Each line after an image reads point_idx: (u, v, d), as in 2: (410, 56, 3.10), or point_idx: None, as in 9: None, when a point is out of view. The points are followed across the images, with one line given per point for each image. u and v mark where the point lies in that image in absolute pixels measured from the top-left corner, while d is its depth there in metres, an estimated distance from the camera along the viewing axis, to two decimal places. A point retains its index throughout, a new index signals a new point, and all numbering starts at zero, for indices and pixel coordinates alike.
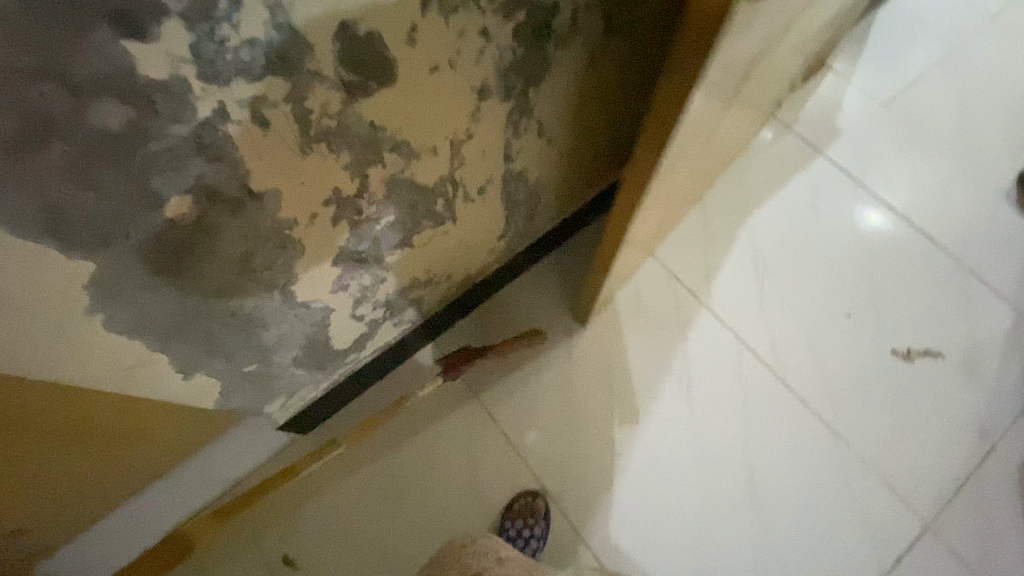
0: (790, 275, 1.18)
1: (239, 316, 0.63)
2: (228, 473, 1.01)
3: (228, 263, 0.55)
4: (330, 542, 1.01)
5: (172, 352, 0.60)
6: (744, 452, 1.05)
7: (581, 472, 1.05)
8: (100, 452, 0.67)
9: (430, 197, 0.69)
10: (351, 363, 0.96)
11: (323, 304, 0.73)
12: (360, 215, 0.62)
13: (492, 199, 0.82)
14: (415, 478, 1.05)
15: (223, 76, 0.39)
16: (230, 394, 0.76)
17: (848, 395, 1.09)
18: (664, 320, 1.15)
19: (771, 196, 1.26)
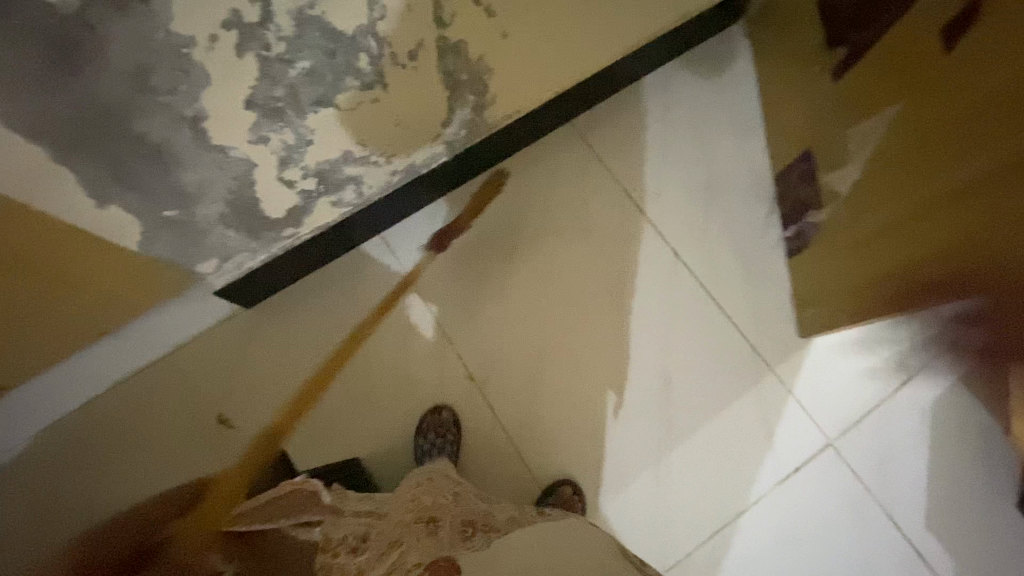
0: (744, 199, 1.18)
1: (148, 145, 0.64)
2: (170, 336, 1.06)
3: (124, 75, 0.55)
4: (265, 409, 1.07)
5: (77, 169, 0.62)
6: (666, 363, 1.09)
7: (509, 367, 1.09)
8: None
9: (349, 49, 0.69)
10: (290, 239, 0.97)
11: (243, 154, 0.73)
12: (269, 52, 0.62)
13: (426, 71, 0.81)
14: (350, 360, 1.09)
15: None
16: (153, 240, 0.78)
17: (777, 318, 1.11)
18: (609, 233, 1.17)
19: (738, 120, 1.23)
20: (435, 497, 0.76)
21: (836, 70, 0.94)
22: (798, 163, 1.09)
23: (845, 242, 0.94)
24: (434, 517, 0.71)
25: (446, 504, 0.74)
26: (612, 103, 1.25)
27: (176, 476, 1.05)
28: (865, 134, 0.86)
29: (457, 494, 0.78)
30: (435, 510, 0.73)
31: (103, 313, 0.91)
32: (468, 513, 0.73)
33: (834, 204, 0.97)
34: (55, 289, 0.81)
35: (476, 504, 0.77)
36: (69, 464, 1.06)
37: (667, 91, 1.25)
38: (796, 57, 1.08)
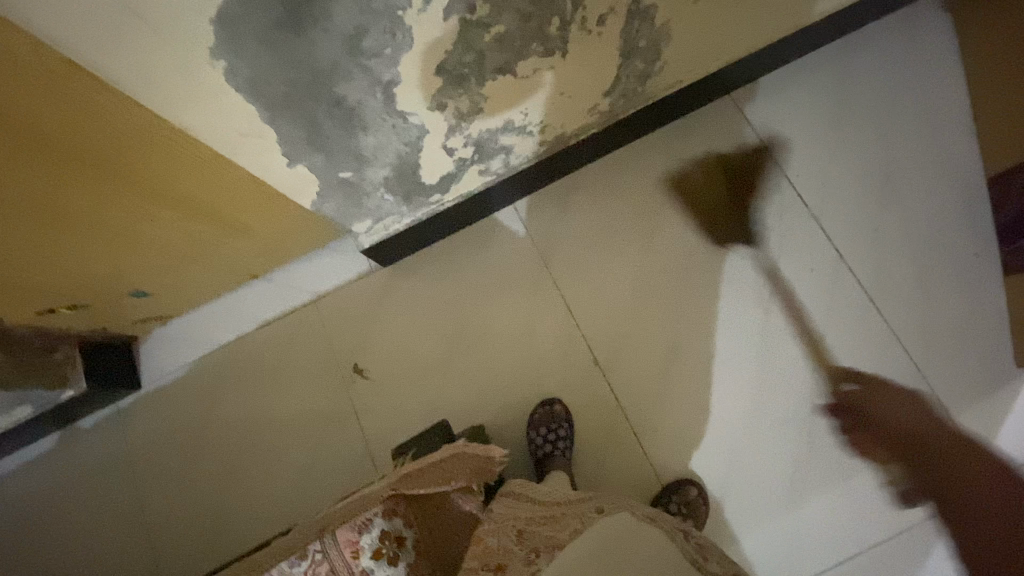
0: (926, 200, 1.04)
1: (343, 108, 0.63)
2: (312, 283, 1.13)
3: (341, 37, 0.53)
4: (392, 366, 1.11)
5: (280, 130, 0.62)
6: (810, 374, 1.00)
7: (636, 355, 1.05)
8: (155, 187, 0.74)
9: (545, 13, 0.64)
10: (435, 205, 0.97)
11: (420, 120, 0.72)
12: (472, 16, 0.59)
13: (608, 39, 0.75)
14: (475, 329, 1.10)
15: None
16: (323, 200, 0.80)
17: (950, 340, 0.99)
18: (759, 225, 1.07)
19: (929, 107, 1.07)
20: (500, 540, 0.67)
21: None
22: None
23: None
24: (502, 565, 0.64)
25: (507, 541, 0.67)
26: (775, 78, 1.12)
27: (309, 419, 1.12)
28: None
29: (519, 531, 0.68)
30: (502, 558, 0.64)
31: (257, 248, 0.99)
32: (534, 542, 0.65)
33: None
34: (223, 222, 0.87)
35: (540, 524, 0.68)
36: (213, 394, 1.15)
37: (842, 69, 1.10)
38: None
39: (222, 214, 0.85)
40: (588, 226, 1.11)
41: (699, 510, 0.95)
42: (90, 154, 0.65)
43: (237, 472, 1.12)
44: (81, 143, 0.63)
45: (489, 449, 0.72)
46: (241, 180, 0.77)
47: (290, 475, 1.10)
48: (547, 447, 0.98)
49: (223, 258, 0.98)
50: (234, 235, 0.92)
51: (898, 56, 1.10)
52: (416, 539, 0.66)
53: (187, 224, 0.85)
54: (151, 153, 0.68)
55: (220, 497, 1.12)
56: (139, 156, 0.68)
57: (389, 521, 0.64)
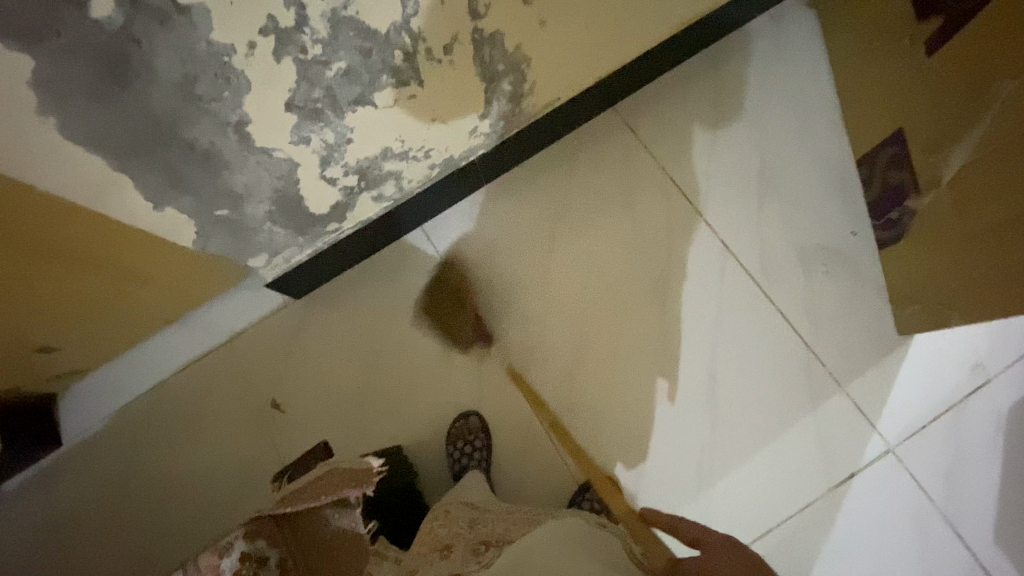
0: (802, 187, 1.10)
1: (198, 151, 0.66)
2: (229, 323, 1.15)
3: (171, 86, 0.57)
4: (313, 395, 1.12)
5: (135, 177, 0.65)
6: (712, 362, 1.05)
7: (547, 361, 1.08)
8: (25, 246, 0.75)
9: (385, 47, 0.69)
10: (333, 234, 1.01)
11: (286, 155, 0.76)
12: (306, 56, 0.63)
13: (463, 66, 0.80)
14: (391, 351, 1.12)
15: None
16: (207, 238, 0.83)
17: (836, 316, 1.04)
18: (653, 225, 1.12)
19: (798, 101, 1.15)
20: (451, 529, 0.76)
21: (927, 47, 0.88)
22: (885, 147, 1.01)
23: (956, 234, 0.85)
24: (448, 545, 0.71)
25: (460, 530, 0.75)
26: (657, 85, 1.19)
27: (234, 459, 1.12)
28: (977, 115, 0.79)
29: (473, 521, 0.77)
30: (451, 537, 0.73)
31: (159, 295, 1.00)
32: (484, 532, 0.72)
33: (936, 191, 0.88)
34: (112, 273, 0.89)
35: (497, 519, 0.76)
36: (139, 443, 1.14)
37: (718, 73, 1.18)
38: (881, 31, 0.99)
39: (110, 265, 0.86)
40: (493, 241, 1.15)
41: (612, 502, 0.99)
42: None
43: (165, 519, 1.11)
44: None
45: (362, 460, 0.68)
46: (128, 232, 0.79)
47: (218, 515, 1.10)
48: (464, 458, 1.02)
49: (126, 308, 0.99)
50: (130, 285, 0.94)
51: (765, 57, 1.18)
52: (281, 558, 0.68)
53: (76, 278, 0.86)
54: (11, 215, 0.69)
55: (150, 546, 1.10)
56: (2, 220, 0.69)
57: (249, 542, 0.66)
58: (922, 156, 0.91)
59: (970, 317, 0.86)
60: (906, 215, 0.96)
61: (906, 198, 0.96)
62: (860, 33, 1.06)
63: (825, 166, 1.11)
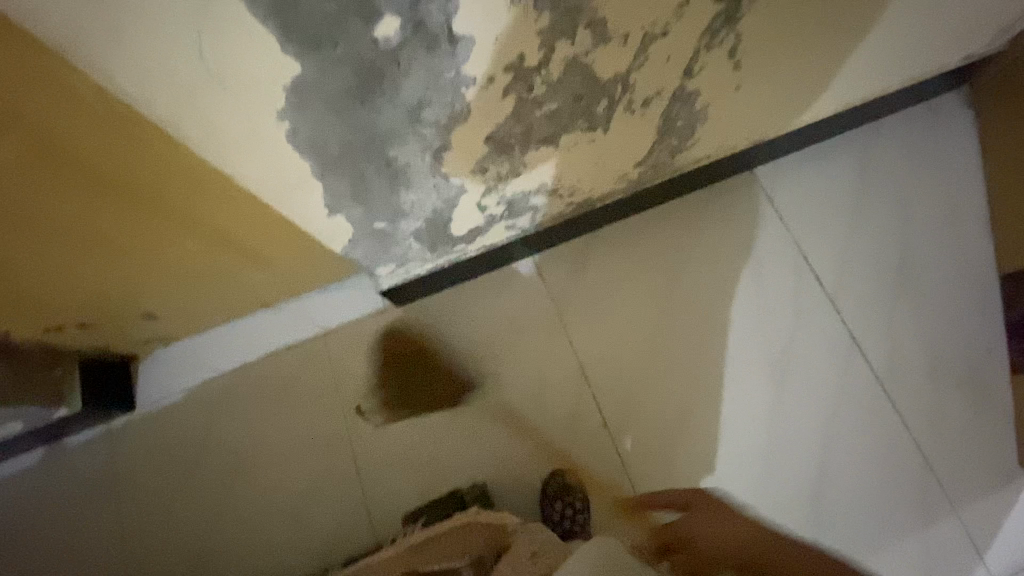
0: (940, 291, 1.05)
1: (391, 168, 0.64)
2: (322, 317, 1.12)
3: (403, 107, 0.54)
4: (394, 409, 1.08)
5: (327, 185, 0.62)
6: (818, 457, 1.00)
7: (644, 420, 1.04)
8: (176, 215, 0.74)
9: (597, 94, 0.66)
10: (458, 253, 0.98)
11: (460, 181, 0.73)
12: (529, 94, 0.60)
13: (649, 119, 0.77)
14: (483, 378, 1.08)
15: None
16: (353, 246, 0.80)
17: (957, 433, 0.99)
18: (776, 301, 1.08)
19: (945, 199, 1.10)
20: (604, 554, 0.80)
21: None
22: None
23: None
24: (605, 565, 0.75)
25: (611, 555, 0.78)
26: (799, 156, 1.15)
27: (305, 459, 1.08)
28: None
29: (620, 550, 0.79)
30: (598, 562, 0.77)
31: (270, 279, 0.98)
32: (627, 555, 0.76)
33: None
34: (239, 254, 0.87)
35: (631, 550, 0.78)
36: (212, 422, 1.12)
37: (864, 155, 1.14)
38: None
39: (240, 246, 0.84)
40: (605, 285, 1.12)
41: None
42: (112, 184, 0.66)
43: (226, 507, 1.08)
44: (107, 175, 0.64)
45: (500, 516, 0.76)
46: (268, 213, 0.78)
47: (280, 514, 1.06)
48: (567, 521, 0.96)
49: (235, 288, 0.97)
50: (249, 267, 0.92)
51: (915, 147, 1.13)
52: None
53: (206, 255, 0.84)
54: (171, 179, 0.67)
55: (205, 533, 1.07)
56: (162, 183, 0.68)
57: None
58: None
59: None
60: None
61: None
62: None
63: (966, 274, 1.06)
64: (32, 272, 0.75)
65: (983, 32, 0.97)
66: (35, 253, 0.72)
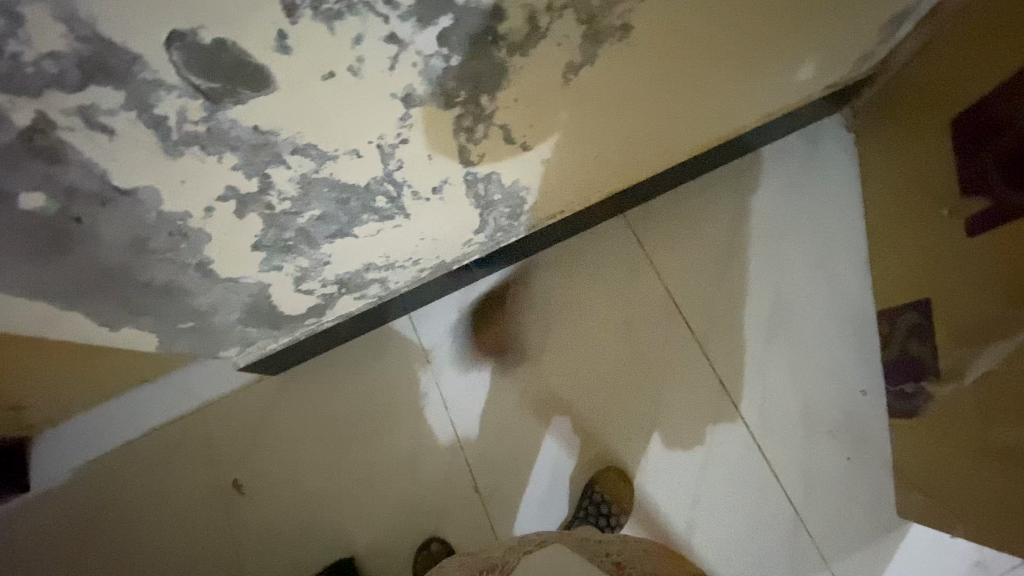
0: (815, 331, 1.02)
1: (156, 286, 0.63)
2: (203, 391, 1.12)
3: (120, 246, 0.53)
4: (273, 482, 1.07)
5: (87, 310, 0.62)
6: (690, 515, 0.97)
7: (518, 481, 1.02)
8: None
9: (364, 194, 0.64)
10: (312, 325, 0.97)
11: (255, 280, 0.72)
12: (274, 209, 0.59)
13: (453, 199, 0.75)
14: (359, 444, 1.07)
15: (24, 82, 0.34)
16: (172, 343, 0.79)
17: (831, 482, 0.96)
18: (650, 351, 1.05)
19: (822, 234, 1.07)
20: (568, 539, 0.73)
21: (968, 224, 0.82)
22: (905, 313, 0.94)
23: (975, 442, 0.78)
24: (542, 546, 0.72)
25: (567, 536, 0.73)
26: (674, 196, 1.11)
27: (188, 533, 1.08)
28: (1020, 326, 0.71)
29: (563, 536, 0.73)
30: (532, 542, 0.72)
31: (130, 365, 0.97)
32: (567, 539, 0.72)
33: (956, 384, 0.81)
34: (77, 355, 0.86)
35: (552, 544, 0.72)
36: (97, 500, 1.13)
37: (740, 191, 1.10)
38: (917, 189, 0.92)
39: (70, 350, 0.83)
40: (481, 340, 1.10)
41: (623, 491, 0.97)
42: None
43: None
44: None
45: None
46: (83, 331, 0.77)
47: None
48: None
49: (95, 375, 0.97)
50: (96, 361, 0.91)
51: (792, 178, 1.10)
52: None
53: (41, 363, 0.83)
54: None
55: None
56: None
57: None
58: (947, 340, 0.83)
59: (971, 529, 0.79)
60: (921, 394, 0.89)
61: (923, 377, 0.88)
62: (896, 178, 0.99)
63: (841, 312, 1.03)
64: None
65: (836, 67, 0.92)
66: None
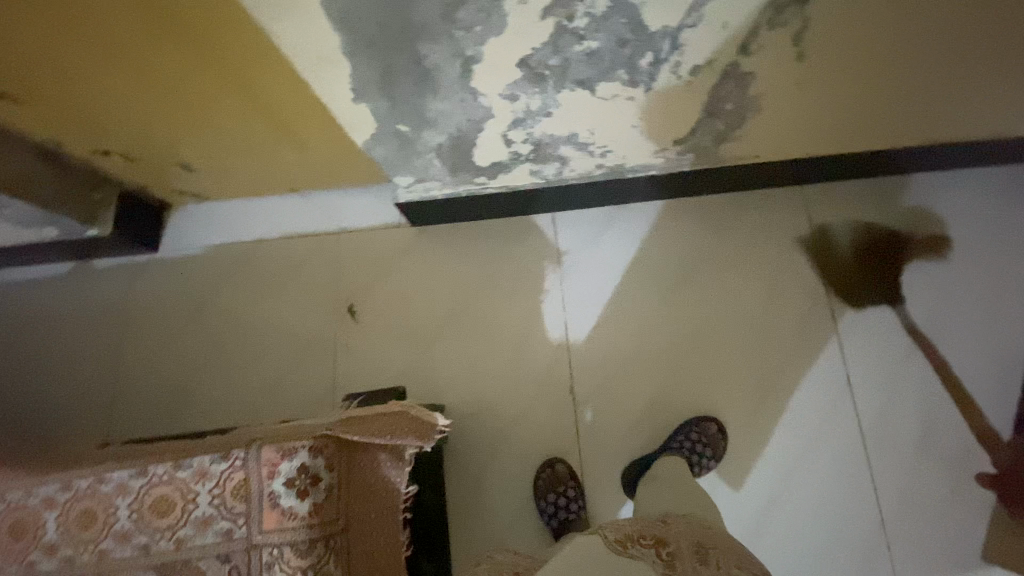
0: (958, 362, 0.99)
1: (421, 67, 0.65)
2: (344, 218, 1.17)
3: (439, 0, 0.54)
4: (382, 321, 1.12)
5: (355, 66, 0.64)
6: (774, 488, 0.97)
7: (613, 400, 1.03)
8: (227, 69, 0.77)
9: (642, 46, 0.64)
10: (479, 185, 0.99)
11: (488, 103, 0.74)
12: (569, 24, 0.59)
13: (696, 91, 0.74)
14: (473, 315, 1.10)
15: None
16: (376, 143, 0.82)
17: (927, 507, 0.95)
18: (782, 326, 1.03)
19: (1001, 273, 1.02)
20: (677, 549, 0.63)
21: None
22: None
23: None
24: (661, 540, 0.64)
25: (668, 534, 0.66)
26: (854, 186, 1.08)
27: (289, 339, 1.14)
28: None
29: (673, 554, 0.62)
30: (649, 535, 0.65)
31: (301, 160, 1.02)
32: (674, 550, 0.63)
33: None
34: (276, 125, 0.90)
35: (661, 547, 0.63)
36: (213, 282, 1.19)
37: (927, 204, 1.06)
38: None
39: (277, 114, 0.88)
40: (617, 260, 1.10)
41: (717, 443, 0.97)
42: (164, 21, 0.68)
43: (205, 362, 1.14)
44: (159, 5, 0.66)
45: (428, 415, 0.74)
46: (299, 88, 0.81)
47: (253, 385, 1.12)
48: (561, 513, 0.96)
49: (269, 160, 1.02)
50: (282, 141, 0.96)
51: (986, 209, 1.05)
52: (330, 485, 0.77)
53: (247, 119, 0.89)
54: (224, 35, 0.70)
55: (180, 382, 1.14)
56: (218, 34, 0.70)
57: (311, 457, 0.77)
58: None
59: None
60: None
61: None
62: None
63: (992, 353, 0.99)
64: (87, 93, 0.81)
65: None
66: (75, 67, 0.75)
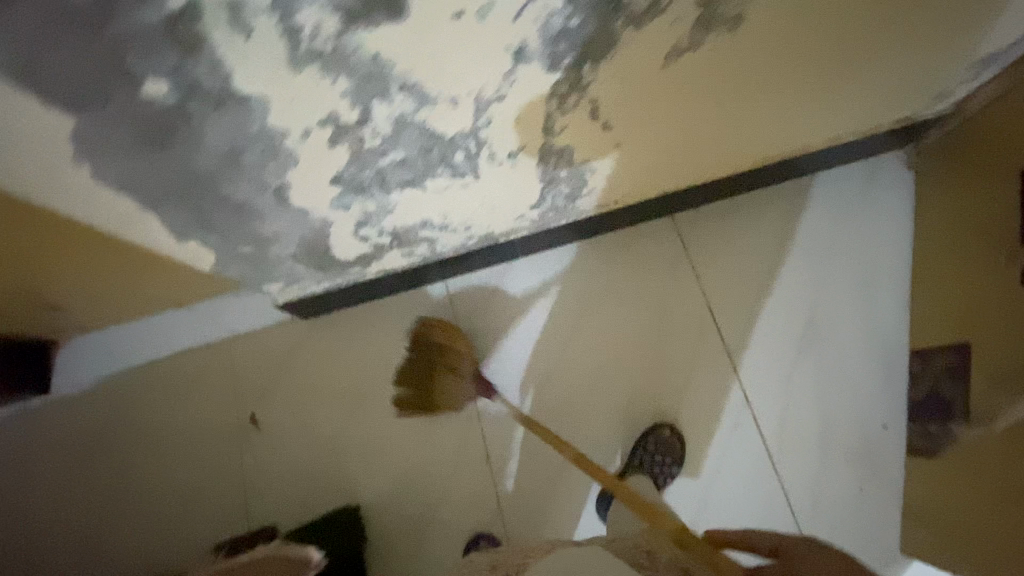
0: (845, 359, 1.04)
1: (232, 203, 0.64)
2: (235, 323, 1.13)
3: (214, 153, 0.54)
4: (290, 422, 1.09)
5: (162, 215, 0.63)
6: (695, 516, 1.00)
7: (532, 458, 1.04)
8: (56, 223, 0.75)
9: (446, 147, 0.65)
10: (355, 275, 0.99)
11: (322, 215, 0.74)
12: (363, 145, 0.60)
13: (524, 167, 0.76)
14: (381, 398, 1.09)
15: None
16: (226, 266, 0.81)
17: (837, 505, 0.99)
18: (680, 353, 1.06)
19: (868, 266, 1.07)
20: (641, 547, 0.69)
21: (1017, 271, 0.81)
22: (945, 353, 0.92)
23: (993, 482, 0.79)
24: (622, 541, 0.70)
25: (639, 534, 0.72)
26: (724, 205, 1.12)
27: (199, 459, 1.10)
28: None
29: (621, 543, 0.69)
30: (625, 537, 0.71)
31: (174, 283, 0.97)
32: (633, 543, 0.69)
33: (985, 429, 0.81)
34: (125, 262, 0.85)
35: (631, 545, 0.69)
36: (108, 415, 1.13)
37: (792, 211, 1.10)
38: (968, 230, 0.93)
39: (124, 254, 0.82)
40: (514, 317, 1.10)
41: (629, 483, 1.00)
42: None
43: (116, 500, 1.10)
44: None
45: None
46: None
47: (171, 513, 1.09)
48: None
49: (137, 290, 0.98)
50: (143, 274, 0.91)
51: (845, 206, 1.10)
52: None
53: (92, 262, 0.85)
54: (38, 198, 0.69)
55: (94, 525, 1.09)
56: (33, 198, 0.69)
57: None
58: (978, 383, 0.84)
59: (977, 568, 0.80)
60: (948, 435, 0.89)
61: (951, 419, 0.88)
62: (949, 218, 0.99)
63: (872, 344, 1.04)
64: None
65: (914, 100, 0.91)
66: None
